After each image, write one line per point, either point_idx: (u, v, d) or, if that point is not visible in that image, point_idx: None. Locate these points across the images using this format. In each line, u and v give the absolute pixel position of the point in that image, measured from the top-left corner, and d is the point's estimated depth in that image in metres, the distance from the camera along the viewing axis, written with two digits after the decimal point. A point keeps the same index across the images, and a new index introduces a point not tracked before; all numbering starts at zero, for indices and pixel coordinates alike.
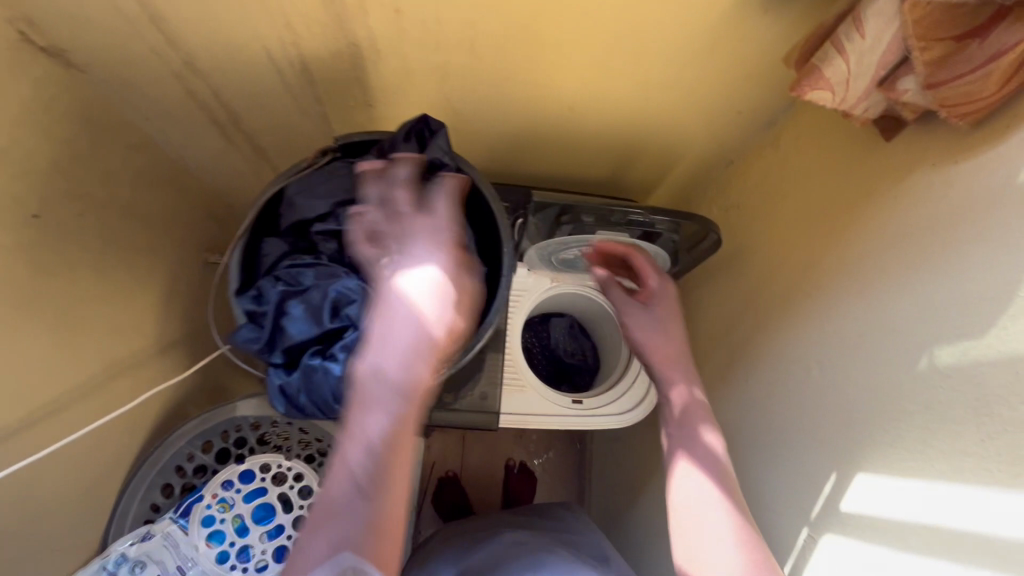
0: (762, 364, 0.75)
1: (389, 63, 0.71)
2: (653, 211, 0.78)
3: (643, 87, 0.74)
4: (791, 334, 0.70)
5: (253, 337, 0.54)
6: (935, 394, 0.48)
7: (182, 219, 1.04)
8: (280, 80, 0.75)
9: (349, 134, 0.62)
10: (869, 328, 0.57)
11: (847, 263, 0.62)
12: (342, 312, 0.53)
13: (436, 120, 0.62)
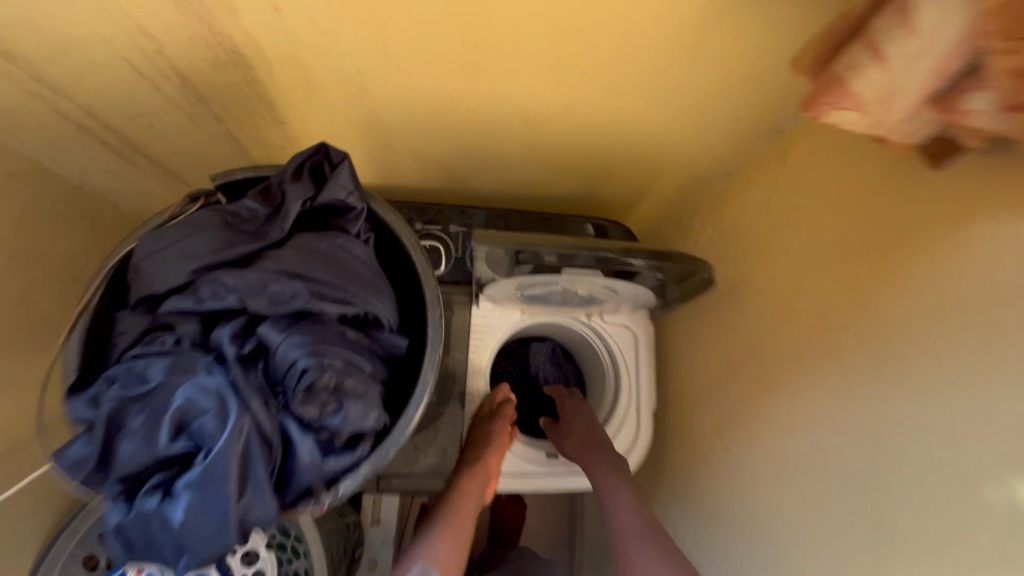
0: (767, 430, 0.62)
1: (289, 73, 0.56)
2: (628, 253, 0.63)
3: (613, 93, 0.59)
4: (803, 400, 0.57)
5: (79, 461, 0.40)
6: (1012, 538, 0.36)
7: (95, 252, 0.90)
8: (162, 96, 0.60)
9: (225, 173, 0.49)
10: (911, 422, 0.44)
11: (879, 327, 0.48)
12: (190, 428, 0.39)
13: (338, 150, 0.49)
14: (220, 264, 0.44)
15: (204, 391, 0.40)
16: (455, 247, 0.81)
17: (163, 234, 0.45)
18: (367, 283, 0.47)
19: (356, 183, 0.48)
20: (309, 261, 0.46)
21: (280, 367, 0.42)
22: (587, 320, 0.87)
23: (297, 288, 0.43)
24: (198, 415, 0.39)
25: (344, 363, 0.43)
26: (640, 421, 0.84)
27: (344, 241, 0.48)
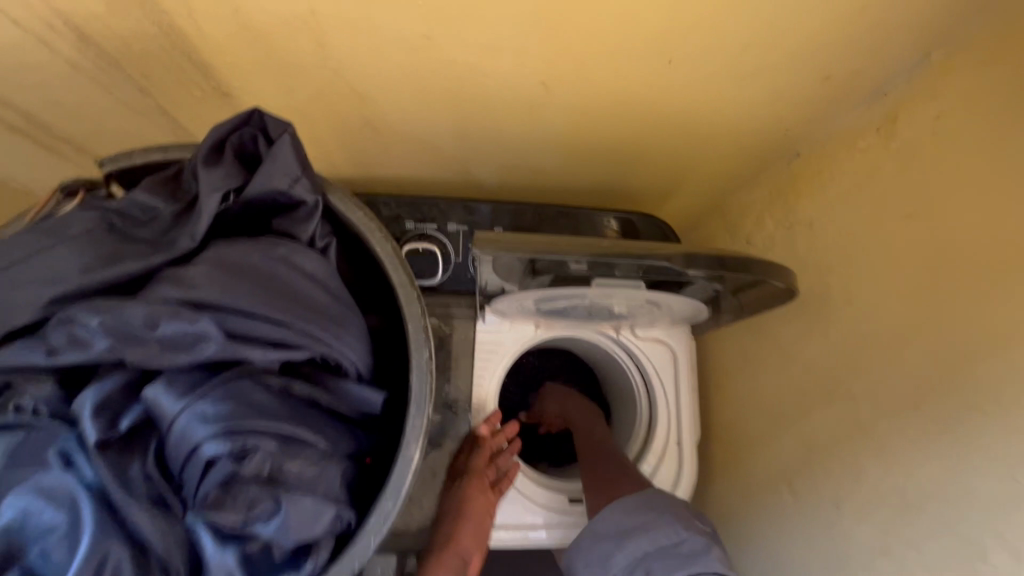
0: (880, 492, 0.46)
1: (221, 21, 0.41)
2: (688, 261, 0.47)
3: (662, 38, 0.44)
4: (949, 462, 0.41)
5: None
6: None
7: None
8: (62, 63, 0.46)
9: (113, 155, 0.34)
10: None
11: None
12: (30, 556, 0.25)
13: (278, 117, 0.34)
14: (91, 292, 0.29)
15: (49, 501, 0.25)
16: (454, 250, 0.66)
17: (7, 247, 0.30)
18: (321, 312, 0.32)
19: (305, 165, 0.33)
20: (227, 278, 0.30)
21: (177, 450, 0.27)
22: (616, 335, 0.71)
23: (205, 327, 0.28)
24: (40, 539, 0.25)
25: (277, 437, 0.28)
26: (682, 460, 0.68)
27: (289, 249, 0.33)
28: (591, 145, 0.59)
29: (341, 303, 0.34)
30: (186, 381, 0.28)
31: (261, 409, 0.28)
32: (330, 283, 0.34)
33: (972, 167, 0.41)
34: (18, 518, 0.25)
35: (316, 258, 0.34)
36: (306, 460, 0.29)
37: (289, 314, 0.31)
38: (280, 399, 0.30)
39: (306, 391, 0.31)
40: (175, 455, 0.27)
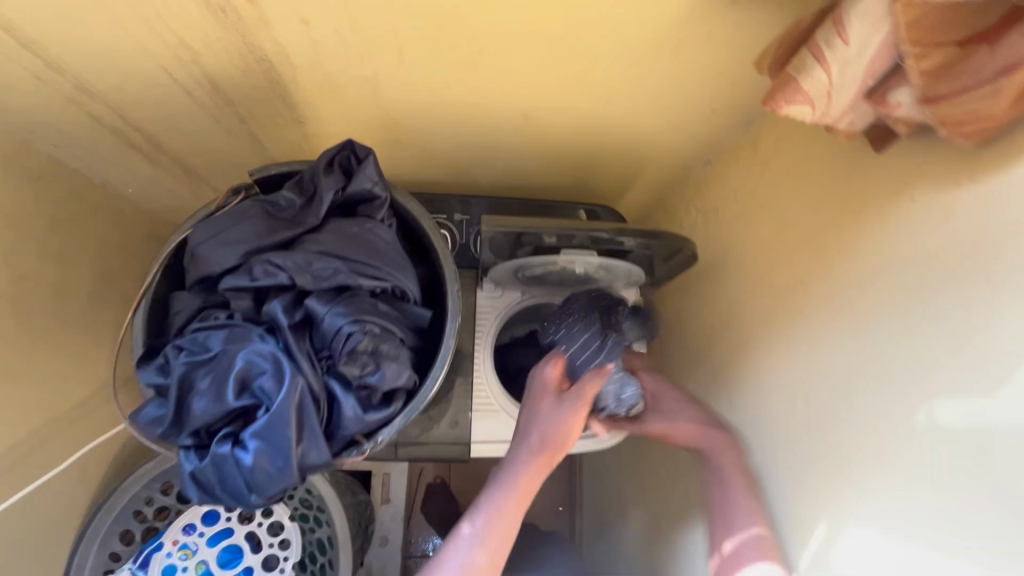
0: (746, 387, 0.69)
1: (312, 77, 0.62)
2: (620, 233, 0.71)
3: (602, 89, 0.66)
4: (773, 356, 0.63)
5: (157, 418, 0.48)
6: (933, 454, 0.43)
7: (118, 247, 0.96)
8: (193, 101, 0.66)
9: (262, 167, 0.55)
10: (851, 362, 0.51)
11: (834, 288, 0.54)
12: (251, 387, 0.46)
13: (365, 144, 0.55)
14: (264, 248, 0.51)
15: (260, 356, 0.46)
16: (459, 235, 0.88)
17: (214, 223, 0.51)
18: (395, 263, 0.53)
19: (380, 175, 0.55)
20: (344, 240, 0.51)
21: (325, 334, 0.49)
22: None
23: (337, 267, 0.50)
24: (258, 376, 0.46)
25: (379, 329, 0.50)
26: None
27: (372, 225, 0.54)
28: (560, 156, 0.81)
29: (404, 259, 0.55)
30: (327, 297, 0.49)
31: (370, 312, 0.50)
32: (397, 246, 0.55)
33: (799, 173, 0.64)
34: (246, 364, 0.46)
35: (386, 231, 0.55)
36: (394, 345, 0.51)
37: (380, 262, 0.52)
38: (378, 309, 0.51)
39: (389, 308, 0.53)
40: (322, 337, 0.49)
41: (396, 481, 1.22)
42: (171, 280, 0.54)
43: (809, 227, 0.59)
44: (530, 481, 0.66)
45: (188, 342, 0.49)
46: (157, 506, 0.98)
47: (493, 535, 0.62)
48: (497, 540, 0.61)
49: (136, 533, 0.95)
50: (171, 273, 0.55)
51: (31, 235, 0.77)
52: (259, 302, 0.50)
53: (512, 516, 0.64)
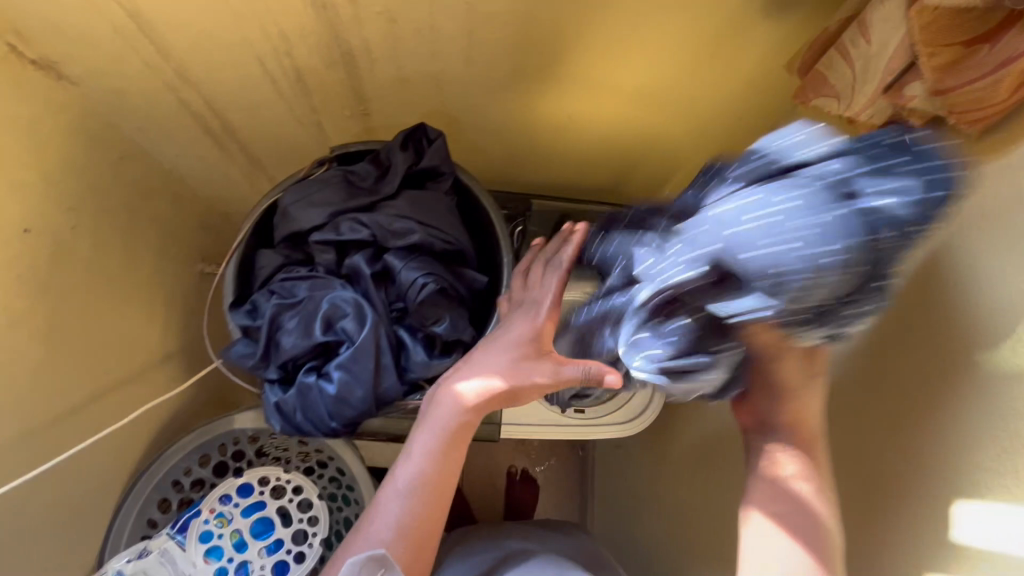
0: None
1: (386, 72, 0.70)
2: None
3: (641, 93, 0.73)
4: None
5: (247, 353, 0.54)
6: (944, 408, 0.47)
7: (179, 229, 1.02)
8: (274, 90, 0.74)
9: (343, 143, 0.61)
10: (867, 338, 0.56)
11: None
12: (335, 327, 0.51)
13: (436, 127, 0.62)
14: (347, 210, 0.58)
15: (345, 302, 0.52)
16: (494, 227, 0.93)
17: (303, 187, 0.58)
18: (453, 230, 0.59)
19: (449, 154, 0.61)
20: (418, 207, 0.57)
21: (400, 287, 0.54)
22: None
23: (410, 230, 0.56)
24: (341, 320, 0.51)
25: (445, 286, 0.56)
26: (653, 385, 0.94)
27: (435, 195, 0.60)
28: (597, 158, 0.89)
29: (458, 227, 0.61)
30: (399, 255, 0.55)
31: (438, 270, 0.56)
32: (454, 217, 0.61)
33: None
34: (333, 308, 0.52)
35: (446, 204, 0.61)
36: (454, 300, 0.57)
37: (446, 227, 0.58)
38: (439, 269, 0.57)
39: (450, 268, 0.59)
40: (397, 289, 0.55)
41: None
42: (257, 238, 0.61)
43: None
44: (459, 449, 0.52)
45: (277, 290, 0.55)
46: (195, 477, 1.01)
47: (424, 502, 0.50)
48: (423, 496, 0.50)
49: (173, 502, 0.99)
50: (257, 233, 0.61)
51: (105, 204, 0.84)
52: (340, 257, 0.56)
53: (437, 476, 0.51)
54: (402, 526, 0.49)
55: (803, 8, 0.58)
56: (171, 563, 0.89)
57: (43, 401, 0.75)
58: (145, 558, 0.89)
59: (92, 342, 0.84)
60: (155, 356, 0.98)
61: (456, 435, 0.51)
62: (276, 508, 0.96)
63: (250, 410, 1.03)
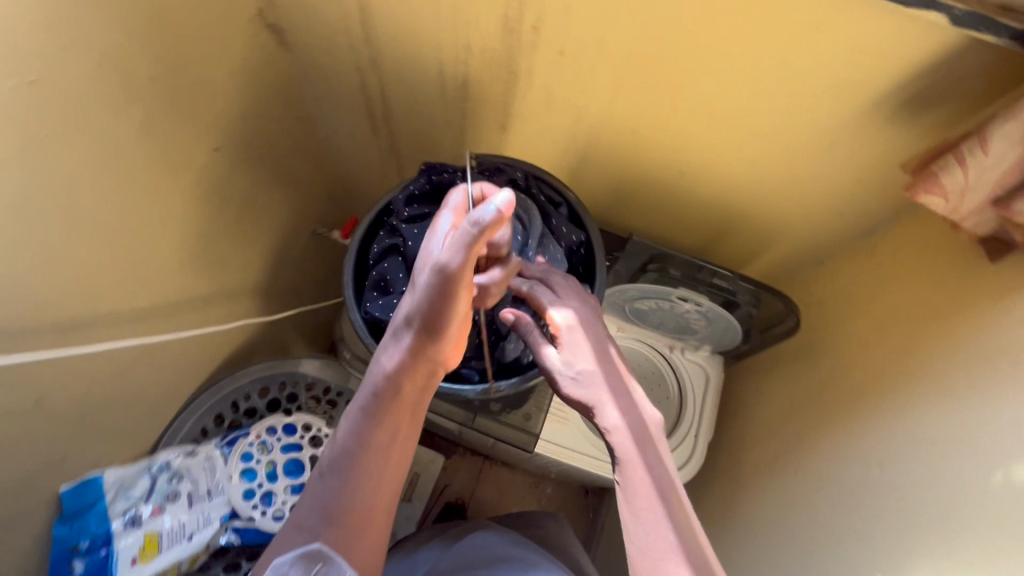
0: (822, 457, 0.77)
1: (537, 95, 0.81)
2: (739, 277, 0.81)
3: (755, 167, 0.80)
4: (856, 432, 0.73)
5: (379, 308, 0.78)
6: (997, 503, 0.52)
7: (314, 190, 1.16)
8: (441, 89, 0.87)
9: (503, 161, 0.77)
10: (944, 437, 0.60)
11: (919, 373, 0.66)
12: None
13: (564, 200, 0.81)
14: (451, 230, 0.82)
15: (400, 278, 0.79)
16: None
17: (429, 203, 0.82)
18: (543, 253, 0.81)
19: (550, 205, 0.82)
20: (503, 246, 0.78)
21: None
22: (669, 353, 1.04)
23: None
24: None
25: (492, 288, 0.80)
26: (698, 442, 0.98)
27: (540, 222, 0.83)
28: (695, 222, 0.95)
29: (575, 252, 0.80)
30: None
31: None
32: (560, 247, 0.80)
33: (900, 278, 0.74)
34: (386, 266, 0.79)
35: (566, 232, 0.81)
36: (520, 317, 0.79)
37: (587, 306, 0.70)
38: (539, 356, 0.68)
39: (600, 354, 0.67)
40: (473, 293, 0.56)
41: (424, 481, 1.47)
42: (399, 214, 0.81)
43: (918, 326, 0.69)
44: (392, 446, 0.61)
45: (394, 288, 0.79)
46: (251, 404, 1.09)
47: (349, 503, 0.58)
48: (347, 496, 0.58)
49: (227, 419, 1.06)
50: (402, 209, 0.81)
51: (273, 149, 0.98)
52: None
53: (364, 462, 0.60)
54: (329, 514, 0.58)
55: (930, 119, 0.64)
56: (211, 470, 0.98)
57: (174, 288, 0.86)
58: (192, 458, 0.97)
59: (222, 257, 0.96)
60: (259, 289, 1.09)
61: (386, 427, 0.61)
62: (311, 455, 1.04)
63: (317, 358, 1.12)
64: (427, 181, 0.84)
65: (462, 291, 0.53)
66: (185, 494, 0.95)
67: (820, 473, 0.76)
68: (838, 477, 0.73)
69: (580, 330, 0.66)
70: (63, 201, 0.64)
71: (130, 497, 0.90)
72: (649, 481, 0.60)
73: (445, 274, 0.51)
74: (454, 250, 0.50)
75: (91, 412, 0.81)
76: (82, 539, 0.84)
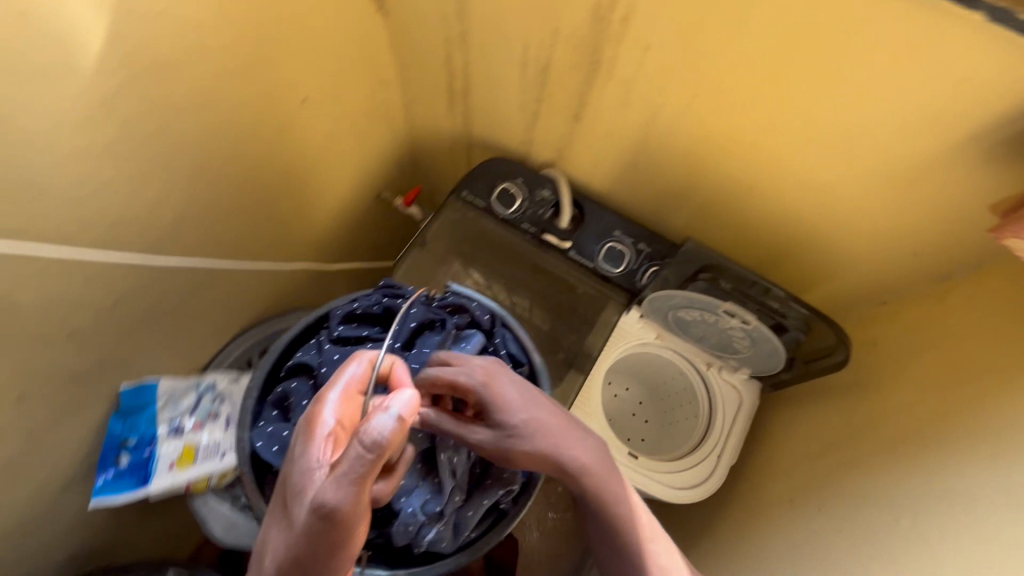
0: (857, 500, 0.74)
1: (615, 88, 0.82)
2: (793, 298, 0.78)
3: (828, 191, 0.77)
4: (900, 481, 0.69)
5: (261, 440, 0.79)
6: None
7: (386, 156, 1.21)
8: (522, 73, 0.89)
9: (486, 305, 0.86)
10: (1005, 498, 0.56)
11: (989, 433, 0.62)
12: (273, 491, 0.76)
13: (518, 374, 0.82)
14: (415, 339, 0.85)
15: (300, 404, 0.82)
16: (633, 259, 1.02)
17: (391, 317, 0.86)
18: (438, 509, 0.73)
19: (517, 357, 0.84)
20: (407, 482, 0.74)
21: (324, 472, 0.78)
22: (705, 369, 1.02)
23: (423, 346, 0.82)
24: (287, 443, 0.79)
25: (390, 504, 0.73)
26: (720, 461, 0.96)
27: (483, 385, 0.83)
28: (755, 242, 0.93)
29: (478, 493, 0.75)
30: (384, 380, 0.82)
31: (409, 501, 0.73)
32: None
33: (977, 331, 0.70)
34: (292, 387, 0.83)
35: None
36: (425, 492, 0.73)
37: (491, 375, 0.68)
38: (466, 430, 0.67)
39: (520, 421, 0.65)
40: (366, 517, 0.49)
41: None
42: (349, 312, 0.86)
43: (990, 381, 0.65)
44: None
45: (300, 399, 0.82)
46: None
47: None
48: None
49: (270, 355, 1.12)
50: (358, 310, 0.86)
51: (356, 110, 1.03)
52: None
53: None
54: None
55: None
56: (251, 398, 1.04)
57: (247, 222, 0.93)
58: (236, 384, 1.04)
59: (295, 202, 1.02)
60: (320, 240, 1.15)
61: None
62: None
63: None
64: (379, 301, 0.87)
65: (355, 526, 0.47)
66: (225, 416, 1.01)
67: (851, 517, 0.73)
68: (867, 519, 0.70)
69: (495, 384, 0.67)
70: (170, 124, 0.70)
71: (178, 408, 0.98)
72: (622, 509, 0.63)
73: (333, 517, 0.45)
74: (339, 484, 0.45)
75: (159, 321, 0.88)
76: (131, 436, 0.92)
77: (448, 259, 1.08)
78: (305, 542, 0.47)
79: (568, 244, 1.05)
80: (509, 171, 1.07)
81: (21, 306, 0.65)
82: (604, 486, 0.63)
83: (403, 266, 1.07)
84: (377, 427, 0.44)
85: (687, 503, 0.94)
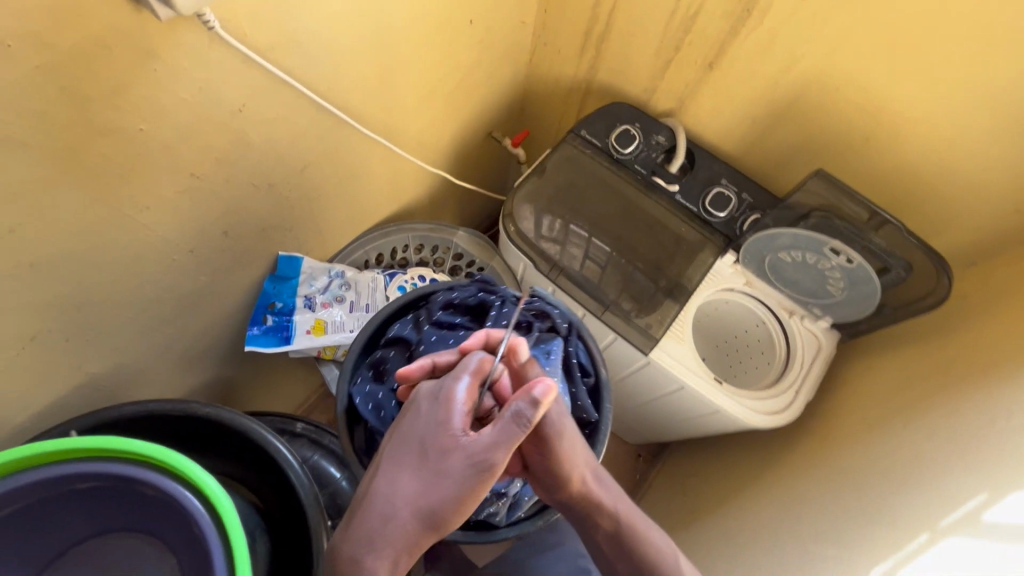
0: (943, 414, 0.82)
1: (759, 36, 0.92)
2: (910, 231, 0.90)
3: (944, 147, 0.87)
4: (984, 394, 0.78)
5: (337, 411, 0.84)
6: None
7: (505, 95, 1.31)
8: (668, 19, 1.00)
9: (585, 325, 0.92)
10: None
11: None
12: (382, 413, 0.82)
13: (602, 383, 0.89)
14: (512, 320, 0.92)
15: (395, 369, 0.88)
16: (735, 206, 1.11)
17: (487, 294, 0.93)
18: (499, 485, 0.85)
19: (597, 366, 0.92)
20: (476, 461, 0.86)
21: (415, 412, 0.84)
22: (787, 316, 1.10)
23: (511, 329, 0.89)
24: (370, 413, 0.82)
25: None
26: (802, 393, 1.05)
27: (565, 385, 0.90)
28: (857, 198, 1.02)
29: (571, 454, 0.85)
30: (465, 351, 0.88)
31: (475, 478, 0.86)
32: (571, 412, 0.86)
33: None
34: (390, 355, 0.89)
35: (583, 403, 0.87)
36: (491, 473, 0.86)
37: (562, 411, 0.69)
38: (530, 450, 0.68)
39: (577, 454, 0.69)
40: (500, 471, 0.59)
41: None
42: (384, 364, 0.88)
43: None
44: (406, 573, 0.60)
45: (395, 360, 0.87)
46: (406, 255, 1.25)
47: None
48: None
49: (384, 260, 1.23)
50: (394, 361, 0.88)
51: (500, 42, 1.14)
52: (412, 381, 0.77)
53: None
54: None
55: None
56: (373, 290, 1.14)
57: (404, 125, 1.04)
58: (360, 276, 1.14)
59: (436, 117, 1.12)
60: (441, 162, 1.26)
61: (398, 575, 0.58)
62: None
63: (471, 233, 1.26)
64: (475, 293, 0.94)
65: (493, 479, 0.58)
66: (349, 301, 1.12)
67: (937, 428, 0.81)
68: (952, 426, 0.79)
69: (559, 435, 0.67)
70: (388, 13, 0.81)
71: (313, 286, 1.07)
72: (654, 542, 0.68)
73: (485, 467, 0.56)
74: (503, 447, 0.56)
75: (319, 199, 0.99)
76: (277, 300, 1.02)
77: (563, 190, 1.18)
78: (456, 480, 0.57)
79: (675, 188, 1.14)
80: (625, 115, 1.17)
81: (255, 143, 0.75)
82: (635, 528, 0.68)
83: (519, 191, 1.17)
84: (533, 407, 0.55)
85: (769, 428, 1.04)
